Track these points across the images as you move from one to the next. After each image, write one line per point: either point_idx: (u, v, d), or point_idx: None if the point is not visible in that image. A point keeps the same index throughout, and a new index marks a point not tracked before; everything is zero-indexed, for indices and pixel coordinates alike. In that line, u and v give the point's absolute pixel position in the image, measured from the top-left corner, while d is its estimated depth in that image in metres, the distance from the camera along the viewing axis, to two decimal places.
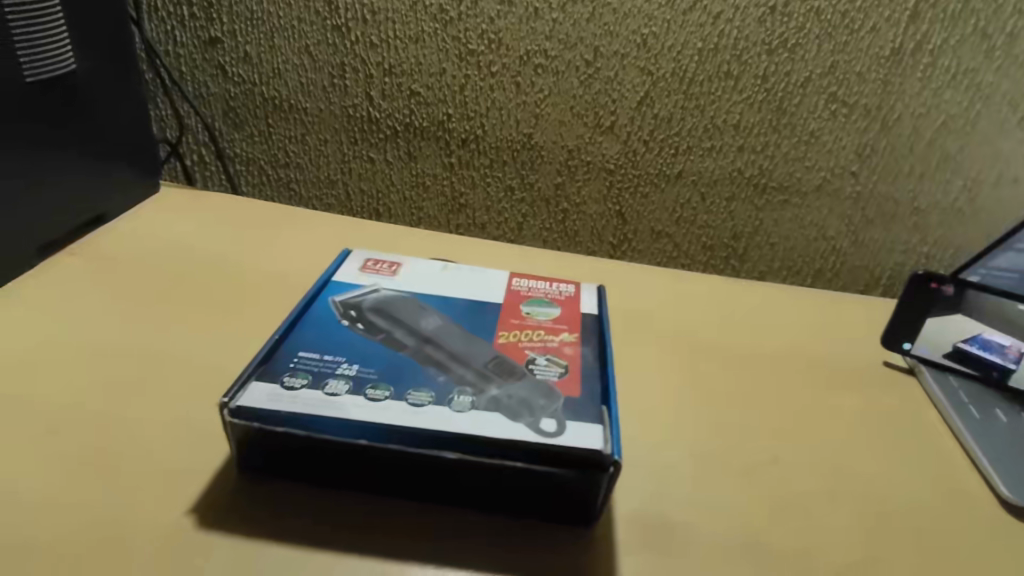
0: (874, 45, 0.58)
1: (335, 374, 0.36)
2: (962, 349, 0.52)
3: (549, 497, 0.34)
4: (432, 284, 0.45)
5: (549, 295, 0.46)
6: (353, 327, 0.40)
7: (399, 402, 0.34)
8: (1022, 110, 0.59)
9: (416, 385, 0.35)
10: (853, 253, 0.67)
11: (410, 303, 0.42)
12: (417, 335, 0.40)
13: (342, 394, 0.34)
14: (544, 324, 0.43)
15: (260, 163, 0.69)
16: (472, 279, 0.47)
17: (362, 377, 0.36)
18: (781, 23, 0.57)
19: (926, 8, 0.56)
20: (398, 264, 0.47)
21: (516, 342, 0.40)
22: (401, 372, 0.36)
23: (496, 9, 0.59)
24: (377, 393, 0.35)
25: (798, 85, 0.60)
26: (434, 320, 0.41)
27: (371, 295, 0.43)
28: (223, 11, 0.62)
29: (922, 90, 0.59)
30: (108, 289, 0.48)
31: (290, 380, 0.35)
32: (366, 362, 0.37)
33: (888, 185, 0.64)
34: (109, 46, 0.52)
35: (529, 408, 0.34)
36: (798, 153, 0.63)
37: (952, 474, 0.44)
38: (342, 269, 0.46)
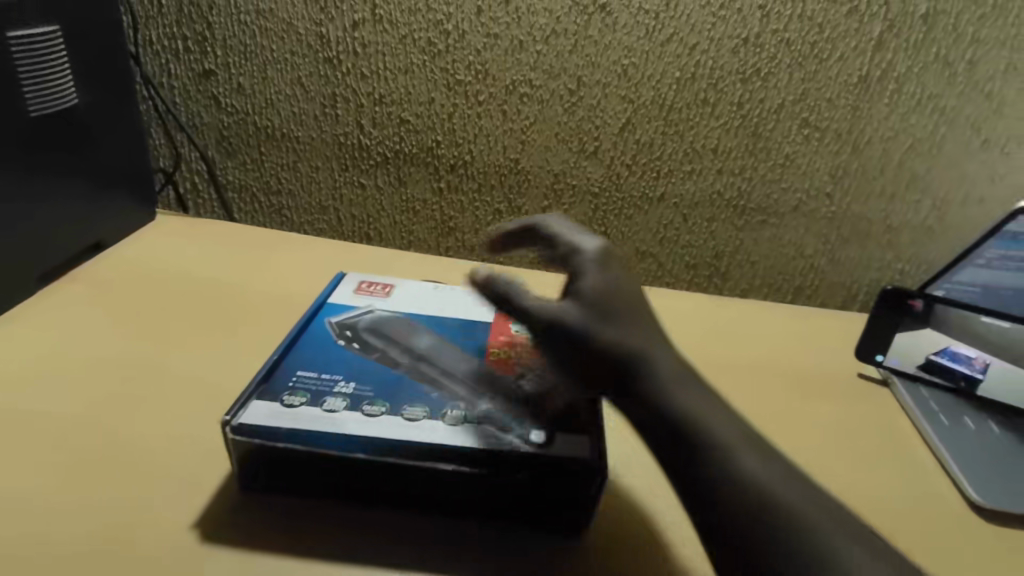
0: (843, 73, 0.61)
1: (333, 392, 0.37)
2: (931, 361, 0.54)
3: (540, 505, 0.36)
4: (425, 304, 0.47)
5: None
6: (349, 346, 0.42)
7: (395, 418, 0.36)
8: (985, 133, 0.62)
9: (411, 401, 0.37)
10: (830, 270, 0.70)
11: (403, 322, 0.44)
12: (411, 353, 0.41)
13: (341, 411, 0.36)
14: None
15: (253, 189, 0.71)
16: (463, 300, 0.49)
17: (359, 394, 0.37)
18: (754, 53, 0.60)
19: (891, 37, 0.59)
20: (391, 286, 0.49)
21: (508, 358, 0.42)
22: (396, 388, 0.38)
23: (481, 42, 0.62)
24: (373, 409, 0.36)
25: (771, 112, 0.63)
26: (427, 339, 0.43)
27: (366, 316, 0.45)
28: (218, 45, 0.64)
29: (889, 115, 0.62)
30: (109, 313, 0.50)
31: (289, 398, 0.36)
32: (362, 380, 0.39)
33: (861, 204, 0.66)
34: (108, 80, 0.54)
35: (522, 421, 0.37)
36: (774, 176, 0.65)
37: (924, 478, 0.46)
38: (338, 291, 0.48)
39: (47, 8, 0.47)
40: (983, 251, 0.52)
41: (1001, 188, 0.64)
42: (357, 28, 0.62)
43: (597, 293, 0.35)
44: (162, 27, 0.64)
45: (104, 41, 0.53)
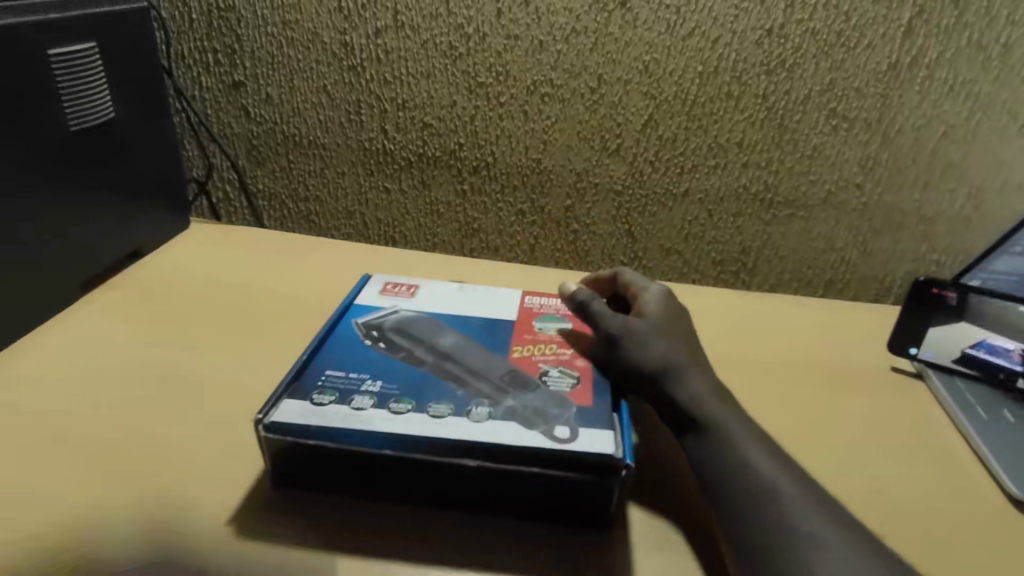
0: (871, 61, 0.60)
1: (361, 390, 0.38)
2: (969, 355, 0.53)
3: (567, 500, 0.36)
4: (448, 304, 0.48)
5: (559, 312, 0.49)
6: (375, 346, 0.42)
7: (421, 415, 0.36)
8: (1022, 118, 0.61)
9: (436, 398, 0.38)
10: (861, 263, 0.69)
11: (428, 321, 0.45)
12: (436, 352, 0.42)
13: (368, 409, 0.36)
14: (555, 339, 0.45)
15: (282, 197, 0.72)
16: (487, 299, 0.50)
17: (385, 392, 0.38)
18: (779, 45, 0.60)
19: (920, 24, 0.58)
20: (415, 287, 0.50)
21: (530, 355, 0.43)
22: (421, 386, 0.39)
23: (502, 43, 0.62)
24: (399, 407, 0.37)
25: (798, 103, 0.62)
26: (451, 338, 0.43)
27: (392, 317, 0.45)
28: (245, 56, 0.65)
29: (920, 103, 0.61)
30: (145, 319, 0.51)
31: (318, 397, 0.37)
32: (387, 379, 0.39)
33: (893, 195, 0.65)
34: (140, 91, 0.55)
35: (545, 419, 0.37)
36: (801, 168, 0.65)
37: (963, 472, 0.45)
38: (364, 292, 0.48)
39: (84, 26, 0.49)
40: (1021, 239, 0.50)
41: None
42: (380, 35, 0.63)
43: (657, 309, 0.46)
44: (191, 40, 0.65)
45: (137, 54, 0.55)
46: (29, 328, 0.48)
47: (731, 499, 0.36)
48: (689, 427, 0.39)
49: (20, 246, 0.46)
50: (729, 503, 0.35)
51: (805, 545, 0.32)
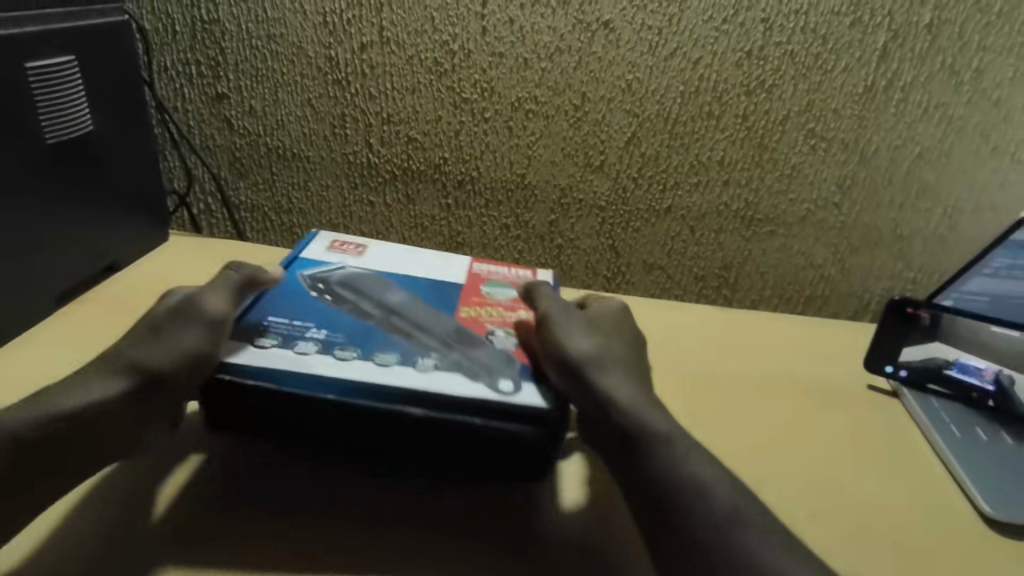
0: (847, 84, 0.61)
1: (305, 338, 0.41)
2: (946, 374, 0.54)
3: (506, 454, 0.40)
4: (394, 263, 0.51)
5: (507, 278, 0.52)
6: (321, 299, 0.46)
7: (368, 361, 0.40)
8: (994, 140, 0.62)
9: (384, 349, 0.41)
10: (840, 281, 0.70)
11: (376, 280, 0.48)
12: (383, 308, 0.46)
13: (312, 354, 0.40)
14: (502, 303, 0.49)
15: (264, 210, 0.72)
16: (437, 263, 0.53)
17: (329, 342, 0.42)
18: (758, 67, 0.61)
19: (896, 48, 0.59)
20: (363, 248, 0.53)
21: (476, 316, 0.46)
22: (365, 337, 0.42)
23: (487, 61, 0.62)
24: (346, 354, 0.40)
25: (777, 123, 0.63)
26: (398, 296, 0.47)
27: (340, 272, 0.49)
28: (229, 69, 0.65)
29: (896, 124, 0.62)
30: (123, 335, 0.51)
31: (263, 341, 0.41)
32: (330, 330, 0.43)
33: (871, 214, 0.66)
34: (120, 105, 0.55)
35: (489, 371, 0.40)
36: (781, 186, 0.66)
37: (936, 491, 0.46)
38: (311, 249, 0.51)
39: (67, 37, 0.49)
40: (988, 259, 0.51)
41: (1013, 195, 0.64)
42: (365, 50, 0.63)
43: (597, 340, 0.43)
44: (175, 53, 0.65)
45: (119, 69, 0.54)
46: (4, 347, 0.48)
47: (684, 528, 0.34)
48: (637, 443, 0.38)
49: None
50: (676, 533, 0.34)
51: (780, 565, 0.33)
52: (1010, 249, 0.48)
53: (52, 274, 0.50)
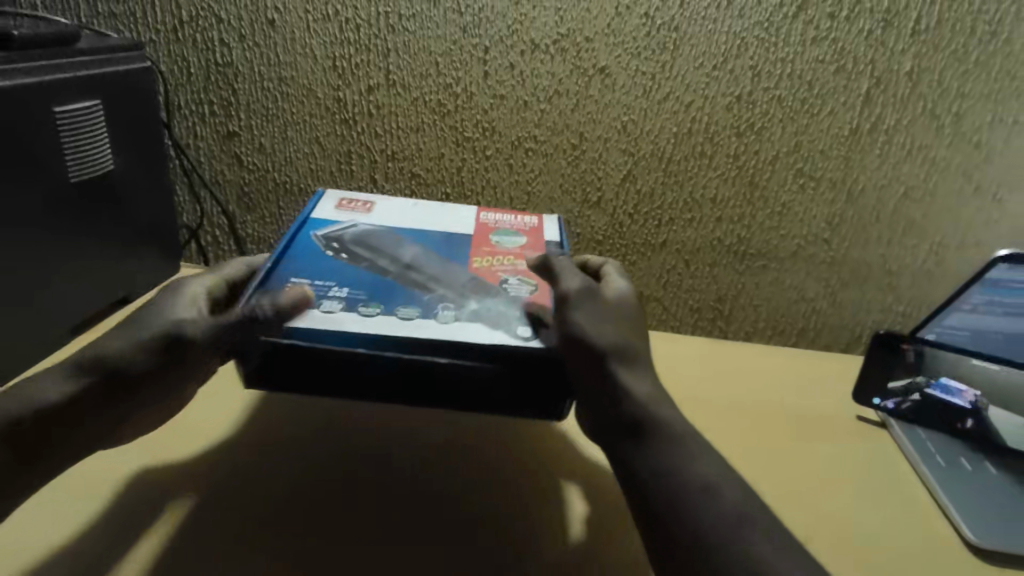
0: (833, 127, 0.63)
1: (329, 295, 0.44)
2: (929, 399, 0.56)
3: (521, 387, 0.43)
4: (404, 218, 0.55)
5: (513, 228, 0.56)
6: (337, 256, 0.48)
7: (390, 315, 0.43)
8: (977, 180, 0.64)
9: (404, 303, 0.44)
10: (832, 313, 0.72)
11: (386, 235, 0.51)
12: (398, 262, 0.48)
13: (338, 311, 0.43)
14: (510, 251, 0.52)
15: (270, 242, 0.74)
16: (444, 214, 0.56)
17: (352, 296, 0.44)
18: (748, 109, 0.63)
19: (878, 93, 0.61)
20: (370, 203, 0.56)
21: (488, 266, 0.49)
22: (386, 291, 0.45)
23: (489, 102, 0.65)
24: (368, 309, 0.43)
25: (767, 162, 0.65)
26: (413, 249, 0.50)
27: (351, 228, 0.51)
28: (241, 109, 0.68)
29: (881, 165, 0.64)
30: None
31: (287, 299, 0.43)
32: (350, 285, 0.45)
33: (860, 250, 0.69)
34: (142, 147, 0.58)
35: (504, 321, 0.43)
36: (772, 223, 0.68)
37: (919, 519, 0.48)
38: (320, 207, 0.54)
39: (93, 83, 0.51)
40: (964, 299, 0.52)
41: (997, 233, 0.66)
42: (372, 92, 0.66)
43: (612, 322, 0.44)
44: (190, 93, 0.68)
45: (142, 114, 0.57)
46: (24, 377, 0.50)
47: (688, 537, 0.34)
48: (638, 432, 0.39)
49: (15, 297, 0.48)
50: (681, 542, 0.34)
51: None
52: (987, 285, 0.51)
53: (69, 307, 0.53)
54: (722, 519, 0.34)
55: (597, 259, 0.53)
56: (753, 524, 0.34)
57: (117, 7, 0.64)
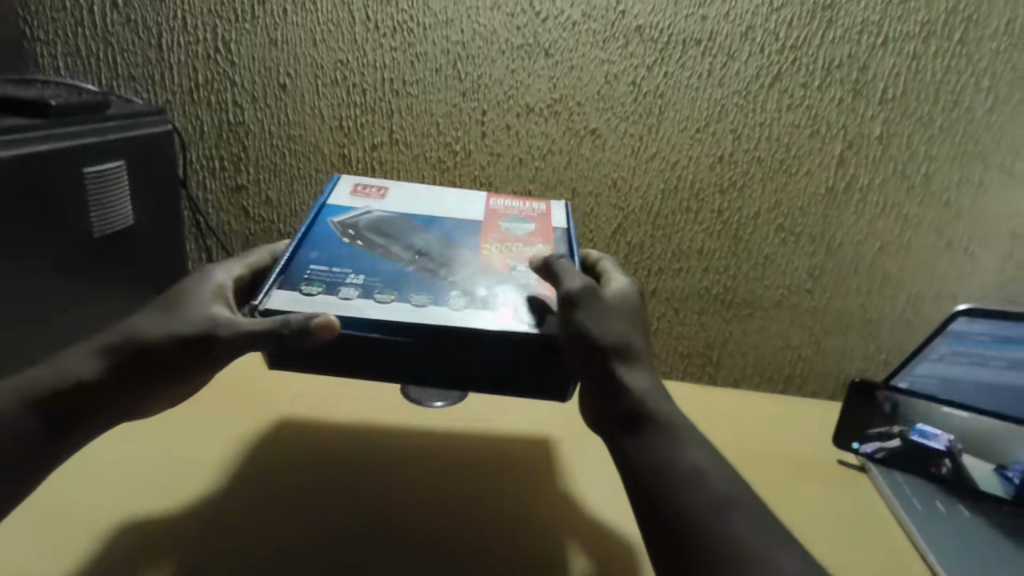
0: (810, 186, 0.65)
1: (345, 284, 0.46)
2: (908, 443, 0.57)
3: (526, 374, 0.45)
4: (416, 204, 0.55)
5: (523, 214, 0.56)
6: (354, 244, 0.50)
7: (405, 303, 0.45)
8: (949, 235, 0.65)
9: (418, 290, 0.46)
10: (818, 360, 0.72)
11: (400, 224, 0.52)
12: (411, 250, 0.50)
13: (354, 298, 0.45)
14: (521, 238, 0.53)
15: None
16: (455, 202, 0.57)
17: (368, 285, 0.46)
18: (730, 168, 0.65)
19: (852, 156, 0.63)
20: (384, 187, 0.56)
21: (499, 255, 0.50)
22: (402, 279, 0.47)
23: (486, 159, 0.68)
24: (385, 296, 0.45)
25: (750, 218, 0.67)
26: (426, 236, 0.51)
27: (366, 217, 0.52)
28: (250, 164, 0.71)
29: (857, 222, 0.66)
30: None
31: (308, 288, 0.45)
32: (367, 273, 0.47)
33: (841, 300, 0.69)
34: (163, 206, 0.62)
35: (515, 308, 0.45)
36: (756, 274, 0.69)
37: (896, 567, 0.48)
38: (336, 193, 0.54)
39: (114, 146, 0.54)
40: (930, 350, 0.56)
41: (973, 285, 0.67)
42: (376, 149, 0.69)
43: (618, 324, 0.44)
44: (202, 149, 0.71)
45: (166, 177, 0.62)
46: None
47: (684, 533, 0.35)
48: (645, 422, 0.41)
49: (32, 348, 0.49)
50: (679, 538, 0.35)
51: None
52: (949, 338, 0.55)
53: None
54: (711, 505, 0.36)
55: (596, 253, 0.56)
56: (737, 508, 0.36)
57: (134, 69, 0.68)
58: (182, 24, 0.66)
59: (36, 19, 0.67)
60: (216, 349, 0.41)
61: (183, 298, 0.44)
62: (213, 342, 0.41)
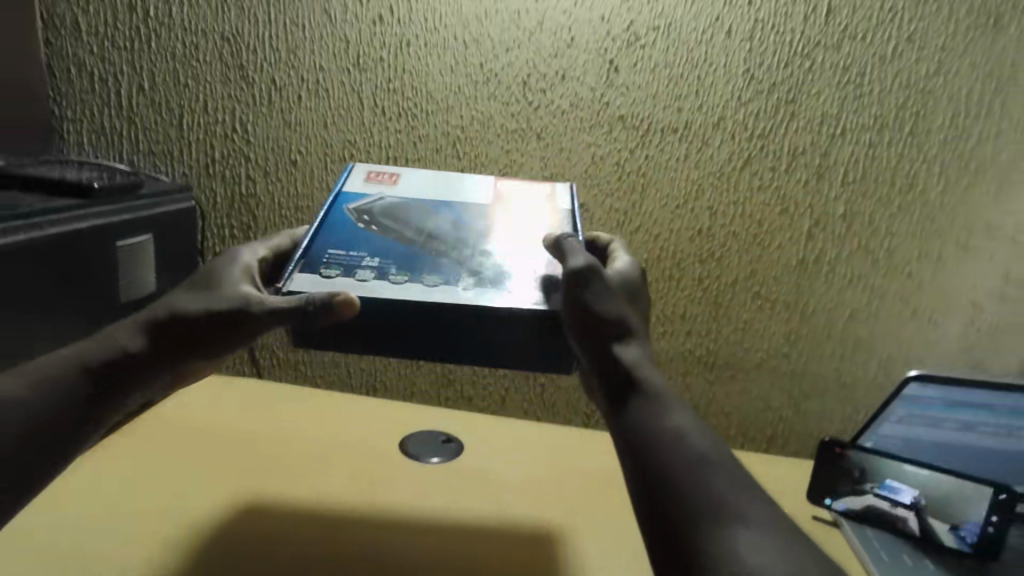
0: (783, 259, 0.70)
1: (361, 266, 0.48)
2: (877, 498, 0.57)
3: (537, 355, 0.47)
4: (427, 188, 0.56)
5: (531, 194, 0.57)
6: (368, 228, 0.52)
7: (417, 282, 0.47)
8: (913, 304, 0.69)
9: (429, 271, 0.48)
10: (798, 422, 0.75)
11: (412, 208, 0.54)
12: (423, 233, 0.51)
13: (370, 280, 0.47)
14: (529, 218, 0.54)
15: (273, 348, 0.80)
16: (465, 183, 0.58)
17: (383, 266, 0.48)
18: (708, 241, 0.70)
19: (818, 232, 0.68)
20: (396, 173, 0.57)
21: (508, 235, 0.52)
22: (413, 260, 0.49)
23: None
24: (398, 277, 0.47)
25: (728, 286, 0.71)
26: (437, 218, 0.53)
27: (379, 202, 0.54)
28: (259, 234, 0.75)
29: (829, 289, 0.70)
30: (155, 462, 0.57)
31: (326, 272, 0.48)
32: (381, 255, 0.49)
33: (818, 363, 0.73)
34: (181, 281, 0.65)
35: (519, 287, 0.47)
36: (736, 338, 0.73)
37: None
38: (351, 180, 0.56)
39: (142, 222, 0.58)
40: (889, 415, 0.58)
41: (938, 351, 0.70)
42: None
43: (615, 297, 0.44)
44: (216, 219, 0.75)
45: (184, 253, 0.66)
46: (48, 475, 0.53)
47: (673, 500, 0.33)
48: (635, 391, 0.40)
49: None
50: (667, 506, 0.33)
51: None
52: (906, 401, 0.57)
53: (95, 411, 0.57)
54: (687, 463, 0.35)
55: (606, 236, 0.56)
56: (712, 466, 0.35)
57: (155, 146, 0.73)
58: (202, 108, 0.71)
59: (65, 101, 0.72)
60: (245, 324, 0.43)
61: (216, 277, 0.46)
62: (242, 317, 0.43)
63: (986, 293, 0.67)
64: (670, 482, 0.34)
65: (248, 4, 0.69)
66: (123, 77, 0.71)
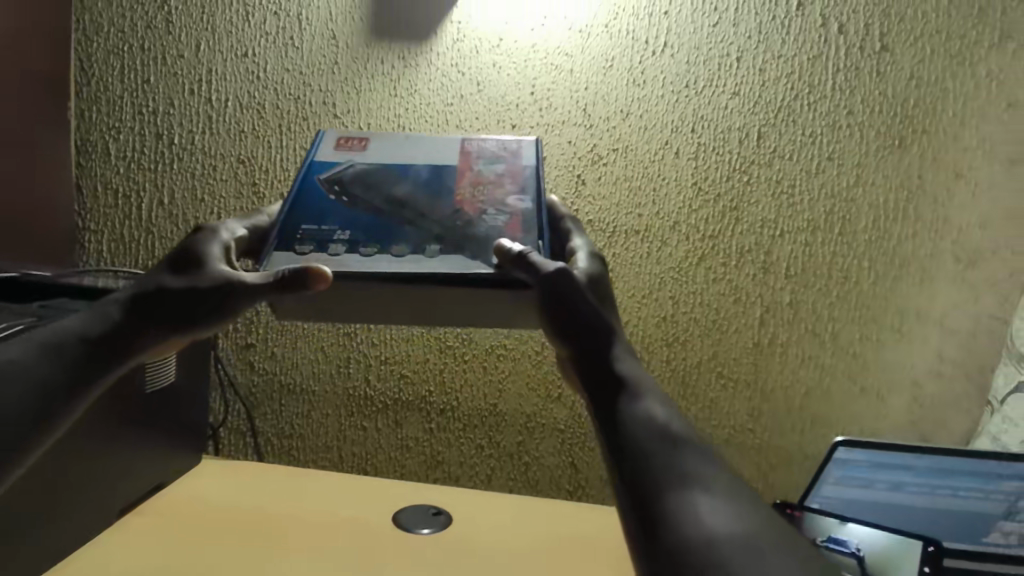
0: (740, 341, 0.77)
1: (335, 239, 0.53)
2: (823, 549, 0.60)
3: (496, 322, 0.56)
4: (394, 153, 0.60)
5: (496, 155, 0.61)
6: (339, 198, 0.56)
7: (385, 254, 0.51)
8: (861, 382, 0.75)
9: (397, 240, 0.53)
10: (767, 493, 0.78)
11: (382, 175, 0.58)
12: (391, 199, 0.55)
13: (342, 253, 0.51)
14: (493, 179, 0.58)
15: (270, 434, 0.86)
16: (430, 147, 0.61)
17: (354, 239, 0.53)
18: (673, 327, 0.77)
19: (769, 318, 0.76)
20: (365, 142, 0.61)
21: (471, 197, 0.56)
22: (381, 230, 0.53)
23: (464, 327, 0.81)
24: (369, 251, 0.52)
25: (693, 368, 0.78)
26: (403, 184, 0.57)
27: (349, 170, 0.58)
28: None
29: (784, 369, 0.76)
30: (162, 543, 0.61)
31: (302, 248, 0.52)
32: (352, 227, 0.54)
33: (780, 439, 0.77)
34: (193, 369, 0.71)
35: (483, 251, 0.52)
36: (703, 416, 0.78)
37: None
38: (321, 149, 0.60)
39: None
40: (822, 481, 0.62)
41: (887, 425, 0.75)
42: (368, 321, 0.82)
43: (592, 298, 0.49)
44: None
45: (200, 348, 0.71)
46: (63, 557, 0.57)
47: (645, 481, 0.36)
48: (615, 382, 0.44)
49: (70, 493, 0.56)
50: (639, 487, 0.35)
51: None
52: (839, 464, 0.61)
53: (111, 492, 0.61)
54: (659, 444, 0.38)
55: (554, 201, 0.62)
56: (682, 451, 0.37)
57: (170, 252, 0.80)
58: (216, 219, 0.79)
59: (91, 215, 0.81)
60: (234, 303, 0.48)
61: (200, 252, 0.51)
62: (232, 297, 0.48)
63: (923, 370, 0.74)
64: (646, 462, 0.37)
65: (261, 132, 0.78)
66: (145, 193, 0.80)
